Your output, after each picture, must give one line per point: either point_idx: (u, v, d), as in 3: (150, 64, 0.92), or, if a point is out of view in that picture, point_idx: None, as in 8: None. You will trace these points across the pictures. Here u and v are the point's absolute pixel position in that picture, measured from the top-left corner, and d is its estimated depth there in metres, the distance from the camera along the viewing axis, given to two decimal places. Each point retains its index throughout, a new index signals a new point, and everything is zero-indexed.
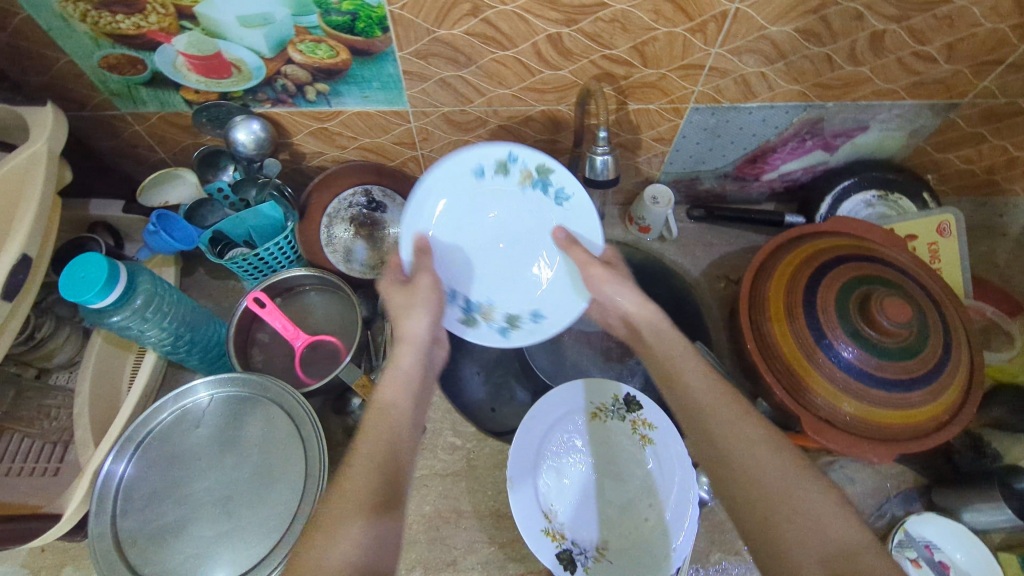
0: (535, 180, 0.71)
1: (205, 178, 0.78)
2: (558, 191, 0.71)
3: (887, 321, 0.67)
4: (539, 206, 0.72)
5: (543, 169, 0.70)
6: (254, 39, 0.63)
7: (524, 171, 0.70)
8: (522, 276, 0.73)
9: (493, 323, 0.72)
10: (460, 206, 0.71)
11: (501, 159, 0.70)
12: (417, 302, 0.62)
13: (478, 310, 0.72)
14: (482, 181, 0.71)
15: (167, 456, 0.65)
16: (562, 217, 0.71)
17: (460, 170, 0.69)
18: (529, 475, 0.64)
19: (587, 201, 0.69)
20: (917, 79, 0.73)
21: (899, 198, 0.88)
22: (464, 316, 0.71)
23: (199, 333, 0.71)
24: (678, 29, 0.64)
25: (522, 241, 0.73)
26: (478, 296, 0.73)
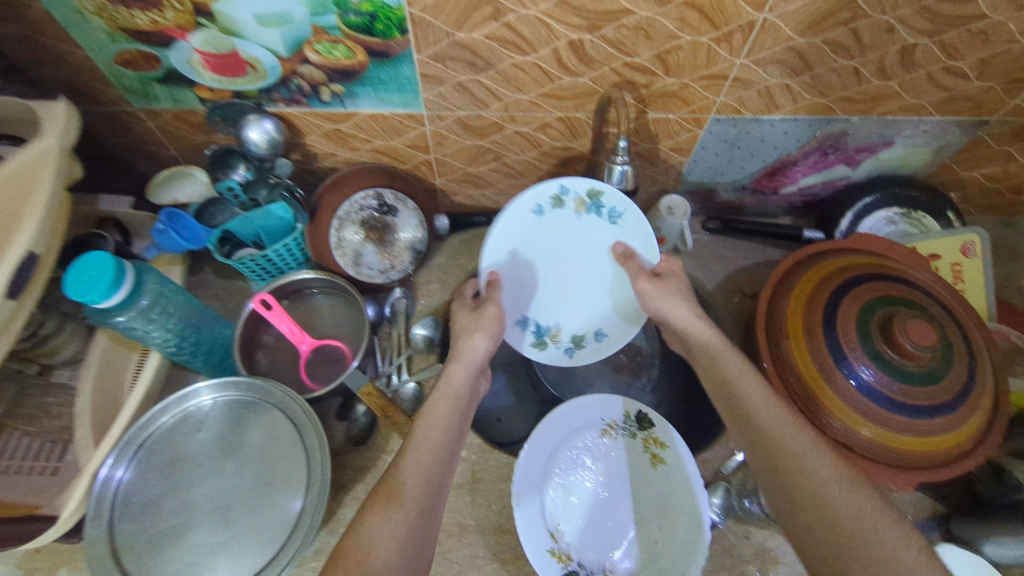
0: (588, 205, 0.78)
1: (216, 178, 0.76)
2: (609, 212, 0.78)
3: (912, 345, 0.65)
4: (597, 229, 0.78)
5: (595, 194, 0.77)
6: (270, 38, 0.62)
7: (577, 199, 0.78)
8: (585, 297, 0.80)
9: (562, 344, 0.80)
10: (525, 238, 0.78)
11: (555, 194, 0.77)
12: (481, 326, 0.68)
13: (548, 332, 0.79)
14: (542, 216, 0.78)
15: (167, 460, 0.63)
16: (617, 234, 0.78)
17: (522, 208, 0.77)
18: (536, 493, 0.63)
19: (639, 216, 0.76)
20: (946, 95, 0.71)
21: (922, 216, 0.86)
22: (535, 340, 0.79)
23: (205, 334, 0.70)
24: (703, 38, 0.62)
25: (584, 264, 0.79)
26: (546, 320, 0.79)
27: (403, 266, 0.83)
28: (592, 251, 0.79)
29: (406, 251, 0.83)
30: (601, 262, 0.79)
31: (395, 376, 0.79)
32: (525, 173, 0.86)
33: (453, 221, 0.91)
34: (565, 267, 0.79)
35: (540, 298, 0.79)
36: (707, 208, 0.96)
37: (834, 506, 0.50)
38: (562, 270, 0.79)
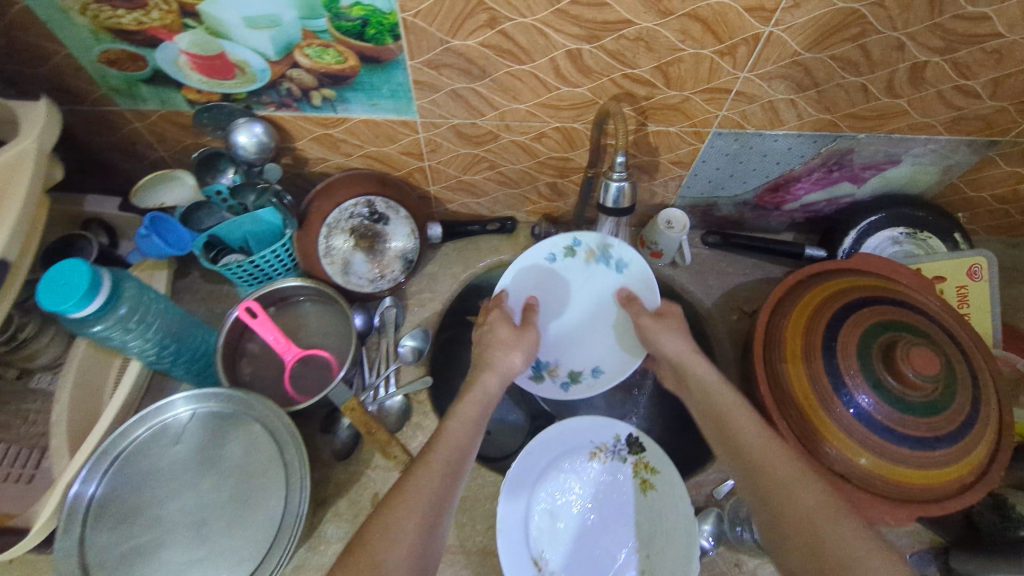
0: (598, 256, 0.84)
1: (204, 181, 0.74)
2: (617, 262, 0.83)
3: (914, 374, 0.63)
4: (603, 278, 0.84)
5: (605, 247, 0.83)
6: (259, 41, 0.60)
7: (589, 249, 0.84)
8: (586, 339, 0.84)
9: (558, 379, 0.82)
10: (536, 280, 0.84)
11: (569, 244, 0.84)
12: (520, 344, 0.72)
13: (546, 368, 0.82)
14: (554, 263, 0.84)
15: (143, 473, 0.61)
16: (623, 283, 0.83)
17: (536, 254, 0.83)
18: (522, 517, 0.61)
19: (644, 266, 0.82)
20: (956, 114, 0.69)
21: (928, 236, 0.84)
22: (533, 374, 0.82)
23: (186, 342, 0.68)
24: (706, 51, 0.60)
25: (589, 308, 0.84)
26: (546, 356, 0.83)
27: (393, 274, 0.82)
28: (597, 297, 0.84)
29: (397, 261, 0.82)
30: (606, 307, 0.84)
31: (383, 389, 0.78)
32: (521, 182, 0.84)
33: (447, 230, 0.89)
34: (570, 309, 0.84)
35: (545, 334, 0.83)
36: (707, 222, 0.94)
37: (835, 547, 0.49)
38: (566, 312, 0.84)
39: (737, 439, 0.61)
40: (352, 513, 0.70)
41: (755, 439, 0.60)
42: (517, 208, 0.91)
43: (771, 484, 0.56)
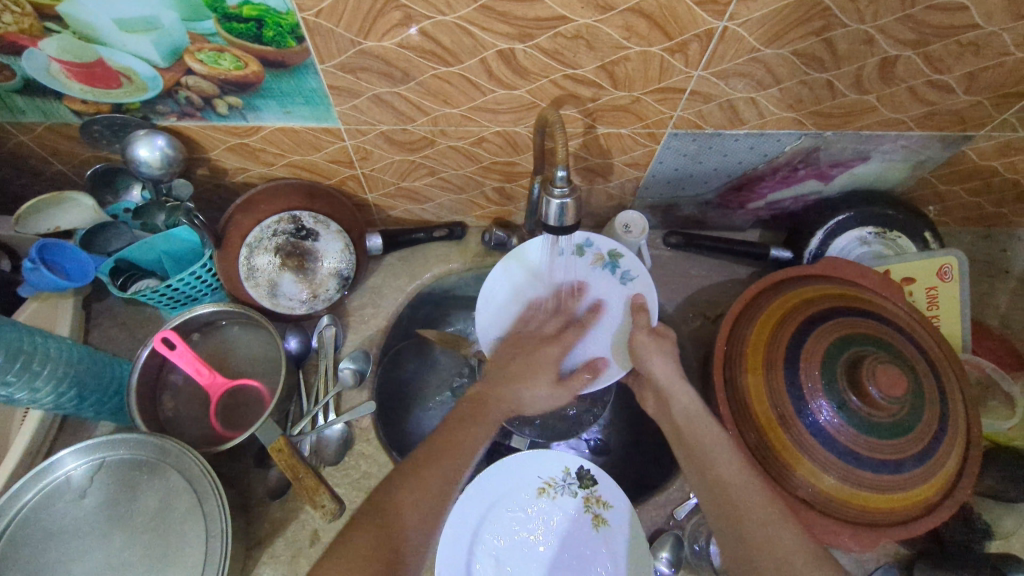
0: (606, 263, 0.77)
1: (104, 201, 0.69)
2: (622, 274, 0.77)
3: (879, 394, 0.59)
4: (604, 288, 0.77)
5: (615, 254, 0.77)
6: (140, 47, 0.52)
7: (598, 254, 0.77)
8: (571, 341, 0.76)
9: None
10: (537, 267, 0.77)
11: (582, 243, 0.77)
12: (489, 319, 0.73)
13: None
14: (558, 257, 0.77)
15: (43, 533, 0.55)
16: (623, 294, 0.77)
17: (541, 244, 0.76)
18: (463, 563, 0.58)
19: (648, 282, 0.76)
20: (930, 109, 0.64)
21: (898, 236, 0.79)
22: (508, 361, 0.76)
23: (90, 383, 0.62)
24: (654, 49, 0.54)
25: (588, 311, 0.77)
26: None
27: (327, 294, 0.76)
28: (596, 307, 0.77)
29: (331, 279, 0.76)
30: (609, 318, 0.76)
31: (321, 417, 0.73)
32: (466, 187, 0.78)
33: (389, 240, 0.82)
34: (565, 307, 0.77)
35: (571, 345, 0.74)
36: (668, 221, 0.89)
37: None
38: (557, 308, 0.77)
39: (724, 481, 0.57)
40: (289, 555, 0.66)
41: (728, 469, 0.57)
42: (465, 213, 0.85)
43: None
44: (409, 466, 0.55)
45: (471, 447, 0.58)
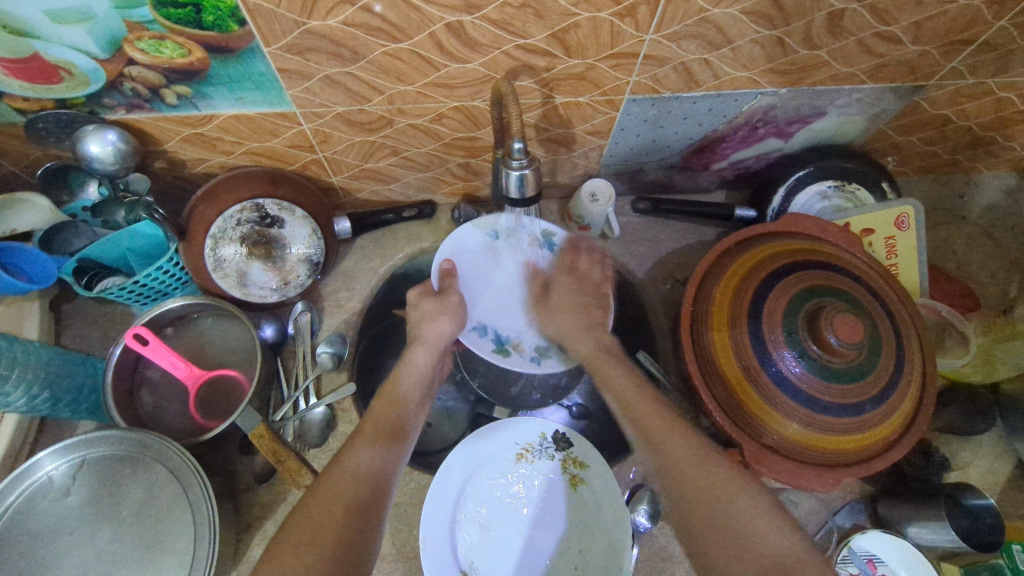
0: (542, 242, 0.82)
1: (61, 201, 0.68)
2: (560, 249, 0.82)
3: (837, 341, 0.62)
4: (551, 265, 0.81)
5: (547, 233, 0.82)
6: (76, 39, 0.51)
7: (531, 236, 0.82)
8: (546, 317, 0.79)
9: (524, 354, 0.77)
10: (478, 260, 0.81)
11: (511, 225, 0.81)
12: (444, 311, 0.72)
13: (508, 343, 0.78)
14: (496, 241, 0.82)
15: (30, 533, 0.56)
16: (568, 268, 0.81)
17: (475, 235, 0.81)
18: (447, 530, 0.60)
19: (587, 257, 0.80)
20: (880, 61, 0.65)
21: (857, 188, 0.81)
22: (494, 347, 0.77)
23: (65, 384, 0.61)
24: (603, 14, 0.53)
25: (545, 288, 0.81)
26: (507, 331, 0.79)
27: (299, 280, 0.75)
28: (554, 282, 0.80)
29: (300, 265, 0.76)
30: None
31: (303, 401, 0.74)
32: (430, 165, 0.77)
33: (357, 222, 0.82)
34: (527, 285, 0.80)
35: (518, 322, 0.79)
36: (636, 187, 0.89)
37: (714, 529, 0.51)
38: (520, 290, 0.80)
39: (644, 423, 0.60)
40: None
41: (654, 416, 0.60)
42: (433, 191, 0.85)
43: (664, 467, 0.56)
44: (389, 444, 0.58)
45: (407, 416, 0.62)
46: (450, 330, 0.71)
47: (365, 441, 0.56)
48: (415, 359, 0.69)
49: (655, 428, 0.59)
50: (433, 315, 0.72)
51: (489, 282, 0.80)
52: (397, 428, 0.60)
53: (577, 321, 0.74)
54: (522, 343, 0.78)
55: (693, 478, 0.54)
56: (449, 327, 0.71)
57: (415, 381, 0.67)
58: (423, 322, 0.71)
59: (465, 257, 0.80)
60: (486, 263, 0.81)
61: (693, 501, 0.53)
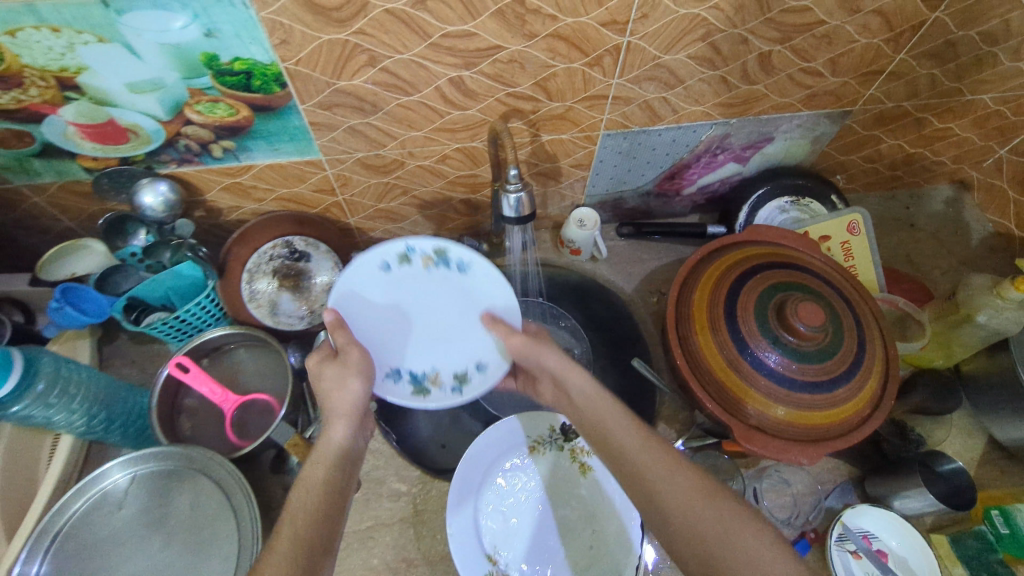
0: (436, 260, 0.69)
1: (115, 247, 0.76)
2: (459, 262, 0.69)
3: (805, 327, 0.70)
4: (446, 286, 0.69)
5: (440, 249, 0.68)
6: (146, 104, 0.61)
7: (424, 256, 0.69)
8: (456, 347, 0.70)
9: (444, 387, 0.68)
10: (372, 298, 0.68)
11: (400, 251, 0.68)
12: (351, 372, 0.60)
13: (426, 379, 0.69)
14: (389, 271, 0.68)
15: (86, 546, 0.61)
16: (469, 284, 0.69)
17: (363, 272, 0.67)
18: (472, 520, 0.65)
19: (486, 266, 0.68)
20: (810, 91, 0.77)
21: (810, 202, 0.93)
22: (413, 389, 0.68)
23: (116, 408, 0.68)
24: (576, 64, 0.66)
25: (446, 313, 0.70)
26: (423, 367, 0.69)
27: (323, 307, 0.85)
28: (459, 304, 0.69)
29: (323, 294, 0.85)
30: (465, 312, 0.70)
31: None
32: (436, 202, 0.88)
33: None
34: (425, 315, 0.70)
35: (424, 355, 0.69)
36: (619, 215, 1.00)
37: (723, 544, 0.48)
38: (425, 319, 0.70)
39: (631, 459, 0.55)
40: None
41: (645, 452, 0.55)
42: (438, 226, 0.95)
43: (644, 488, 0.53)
44: (325, 535, 0.52)
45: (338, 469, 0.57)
46: (364, 391, 0.60)
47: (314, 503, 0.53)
48: (334, 433, 0.58)
49: (651, 464, 0.54)
50: (341, 380, 0.59)
51: (386, 320, 0.68)
52: (337, 492, 0.55)
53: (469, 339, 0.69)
54: (439, 375, 0.69)
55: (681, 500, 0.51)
56: (362, 389, 0.60)
57: (336, 462, 0.57)
58: (331, 391, 0.59)
59: (359, 301, 0.67)
60: (380, 298, 0.68)
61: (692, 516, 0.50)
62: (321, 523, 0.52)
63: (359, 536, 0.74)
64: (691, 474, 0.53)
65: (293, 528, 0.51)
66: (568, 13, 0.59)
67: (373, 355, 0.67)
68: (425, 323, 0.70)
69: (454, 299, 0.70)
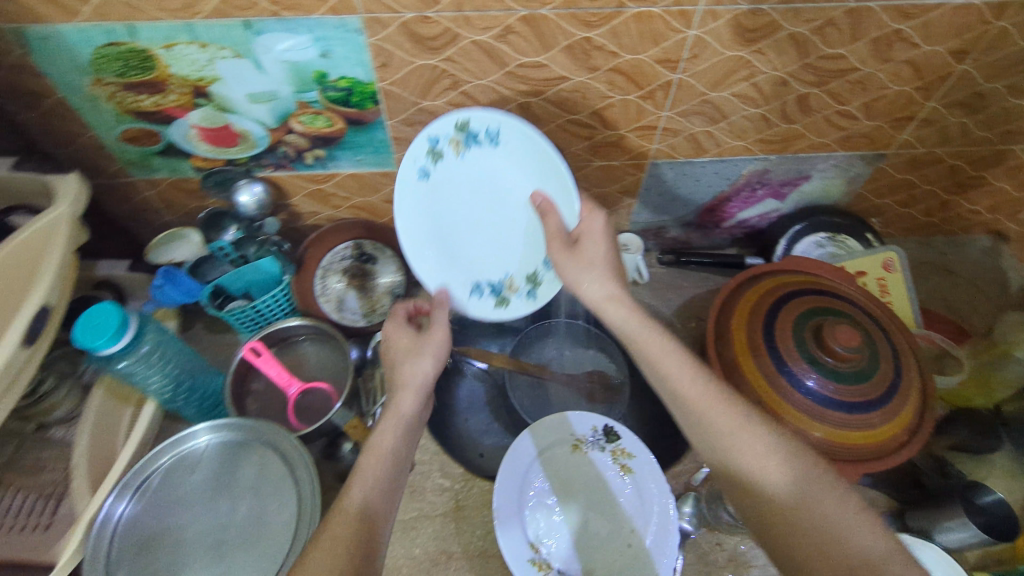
0: (465, 139, 0.70)
1: (209, 238, 0.82)
2: (487, 134, 0.69)
3: (841, 348, 0.73)
4: (485, 162, 0.71)
5: (462, 124, 0.68)
6: (260, 112, 0.72)
7: (453, 141, 0.70)
8: (520, 240, 0.74)
9: (520, 292, 0.75)
10: (430, 212, 0.73)
11: (428, 148, 0.69)
12: (427, 350, 0.66)
13: (503, 288, 0.75)
14: (428, 174, 0.71)
15: (164, 503, 0.66)
16: (505, 154, 0.70)
17: (409, 186, 0.71)
18: (516, 509, 0.68)
19: (513, 130, 0.67)
20: (845, 133, 0.84)
21: (845, 238, 0.97)
22: (494, 301, 0.75)
23: (199, 380, 0.76)
24: (631, 96, 0.74)
25: (498, 205, 0.73)
26: (497, 275, 0.76)
27: (383, 309, 0.90)
28: (505, 189, 0.72)
29: (386, 296, 0.91)
30: (512, 195, 0.72)
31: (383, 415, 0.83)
32: None
33: None
34: (479, 208, 0.74)
35: (493, 257, 0.75)
36: (661, 244, 1.07)
37: (805, 514, 0.50)
38: (483, 213, 0.74)
39: (706, 421, 0.56)
40: None
41: (718, 411, 0.56)
42: None
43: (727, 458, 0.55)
44: (388, 495, 0.57)
45: (404, 441, 0.62)
46: (433, 368, 0.66)
47: (382, 466, 0.58)
48: (401, 404, 0.64)
49: (722, 424, 0.56)
50: (415, 355, 0.66)
51: (451, 229, 0.74)
52: (401, 458, 0.60)
53: (530, 230, 0.73)
54: (514, 280, 0.75)
55: (769, 472, 0.53)
56: (432, 366, 0.66)
57: (401, 430, 0.62)
58: (404, 364, 0.66)
59: (414, 214, 0.72)
60: (436, 208, 0.73)
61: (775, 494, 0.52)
62: (384, 488, 0.57)
63: (403, 525, 0.77)
64: (766, 436, 0.54)
65: (362, 486, 0.56)
66: (628, 50, 0.67)
67: (450, 277, 0.75)
68: (484, 219, 0.74)
69: (499, 180, 0.72)
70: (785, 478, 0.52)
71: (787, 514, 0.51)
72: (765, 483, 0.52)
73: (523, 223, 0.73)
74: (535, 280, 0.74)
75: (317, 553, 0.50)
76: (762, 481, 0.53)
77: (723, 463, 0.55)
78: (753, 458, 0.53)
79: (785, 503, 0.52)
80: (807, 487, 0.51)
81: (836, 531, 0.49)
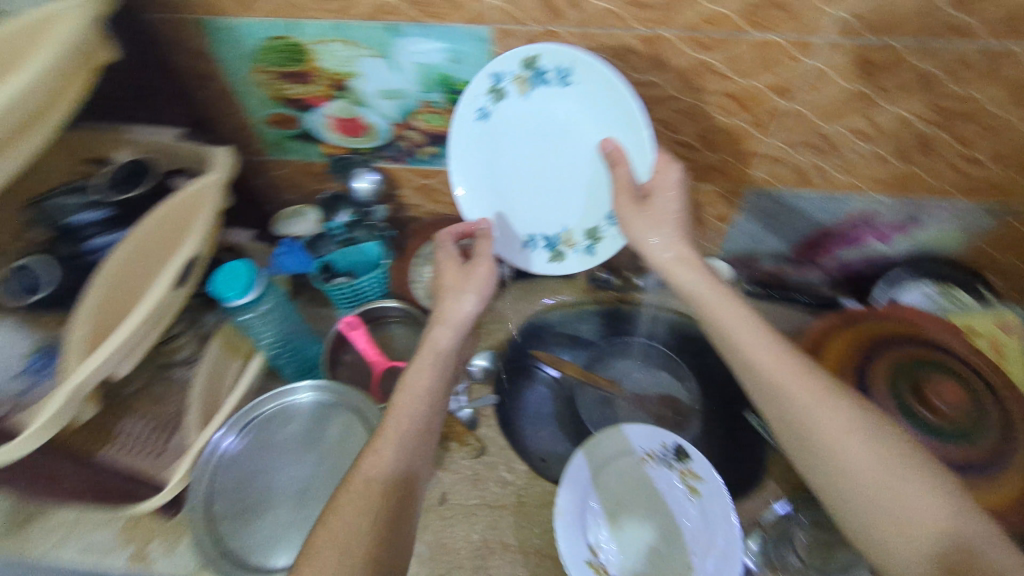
0: (530, 78, 0.69)
1: (325, 218, 0.89)
2: (556, 73, 0.68)
3: (944, 406, 0.72)
4: (550, 105, 0.71)
5: (529, 61, 0.67)
6: (387, 108, 0.79)
7: (516, 80, 0.69)
8: (582, 192, 0.76)
9: (577, 247, 0.78)
10: (490, 159, 0.77)
11: (490, 87, 0.70)
12: (469, 286, 0.73)
13: (559, 241, 0.79)
14: (488, 115, 0.73)
15: (259, 448, 0.74)
16: (572, 96, 0.69)
17: (467, 126, 0.73)
18: (580, 510, 0.69)
19: (583, 73, 0.66)
20: (967, 179, 0.79)
21: (956, 291, 0.89)
22: (550, 255, 0.80)
23: (303, 345, 0.86)
24: (741, 122, 0.75)
25: (562, 155, 0.75)
26: (554, 229, 0.79)
27: None
28: (569, 138, 0.73)
29: None
30: (578, 146, 0.73)
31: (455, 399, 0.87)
32: None
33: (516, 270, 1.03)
34: (541, 158, 0.76)
35: (552, 210, 0.79)
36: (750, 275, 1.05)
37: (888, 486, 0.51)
38: (545, 160, 0.76)
39: (788, 391, 0.58)
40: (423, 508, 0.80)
41: (801, 384, 0.58)
42: None
43: (802, 427, 0.57)
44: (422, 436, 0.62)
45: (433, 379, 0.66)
46: (473, 305, 0.72)
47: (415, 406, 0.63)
48: (438, 337, 0.70)
49: (800, 394, 0.58)
50: (459, 293, 0.73)
51: (511, 177, 0.78)
52: (434, 403, 0.65)
53: (593, 187, 0.75)
54: (572, 235, 0.78)
55: (853, 448, 0.54)
56: (473, 303, 0.72)
57: (436, 361, 0.68)
58: (449, 300, 0.72)
59: (472, 156, 0.76)
60: (496, 153, 0.76)
61: (859, 465, 0.53)
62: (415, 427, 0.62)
63: (465, 509, 0.80)
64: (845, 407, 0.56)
65: (396, 427, 0.61)
66: (744, 76, 0.69)
67: (507, 227, 0.79)
68: (544, 170, 0.76)
69: (564, 126, 0.72)
70: (865, 449, 0.53)
71: (867, 485, 0.52)
72: (843, 457, 0.54)
73: (587, 176, 0.75)
74: (594, 235, 0.77)
75: (345, 492, 0.55)
76: (842, 449, 0.54)
77: (799, 433, 0.57)
78: (834, 426, 0.55)
79: (865, 472, 0.53)
80: (886, 462, 0.52)
81: (918, 503, 0.50)
